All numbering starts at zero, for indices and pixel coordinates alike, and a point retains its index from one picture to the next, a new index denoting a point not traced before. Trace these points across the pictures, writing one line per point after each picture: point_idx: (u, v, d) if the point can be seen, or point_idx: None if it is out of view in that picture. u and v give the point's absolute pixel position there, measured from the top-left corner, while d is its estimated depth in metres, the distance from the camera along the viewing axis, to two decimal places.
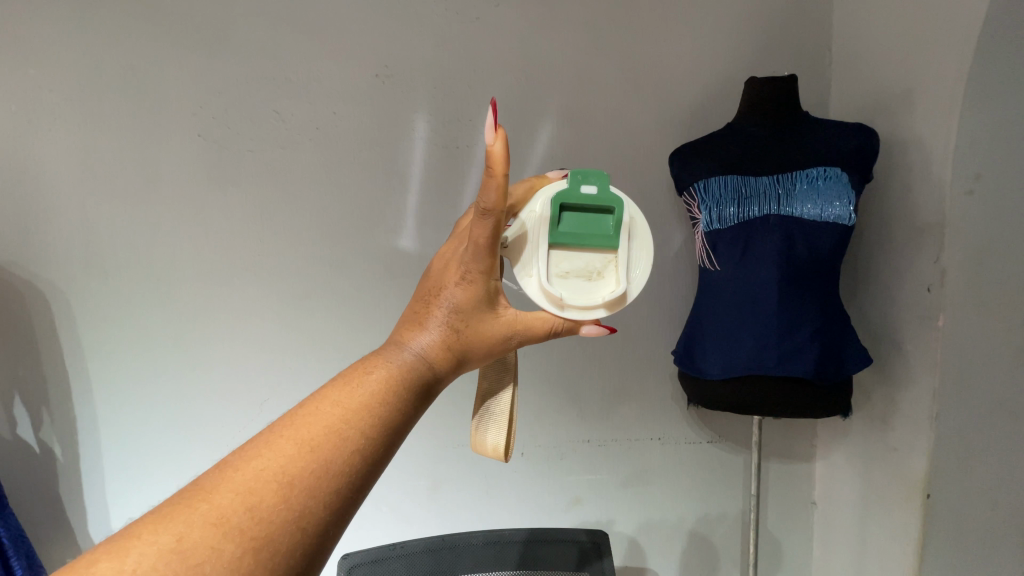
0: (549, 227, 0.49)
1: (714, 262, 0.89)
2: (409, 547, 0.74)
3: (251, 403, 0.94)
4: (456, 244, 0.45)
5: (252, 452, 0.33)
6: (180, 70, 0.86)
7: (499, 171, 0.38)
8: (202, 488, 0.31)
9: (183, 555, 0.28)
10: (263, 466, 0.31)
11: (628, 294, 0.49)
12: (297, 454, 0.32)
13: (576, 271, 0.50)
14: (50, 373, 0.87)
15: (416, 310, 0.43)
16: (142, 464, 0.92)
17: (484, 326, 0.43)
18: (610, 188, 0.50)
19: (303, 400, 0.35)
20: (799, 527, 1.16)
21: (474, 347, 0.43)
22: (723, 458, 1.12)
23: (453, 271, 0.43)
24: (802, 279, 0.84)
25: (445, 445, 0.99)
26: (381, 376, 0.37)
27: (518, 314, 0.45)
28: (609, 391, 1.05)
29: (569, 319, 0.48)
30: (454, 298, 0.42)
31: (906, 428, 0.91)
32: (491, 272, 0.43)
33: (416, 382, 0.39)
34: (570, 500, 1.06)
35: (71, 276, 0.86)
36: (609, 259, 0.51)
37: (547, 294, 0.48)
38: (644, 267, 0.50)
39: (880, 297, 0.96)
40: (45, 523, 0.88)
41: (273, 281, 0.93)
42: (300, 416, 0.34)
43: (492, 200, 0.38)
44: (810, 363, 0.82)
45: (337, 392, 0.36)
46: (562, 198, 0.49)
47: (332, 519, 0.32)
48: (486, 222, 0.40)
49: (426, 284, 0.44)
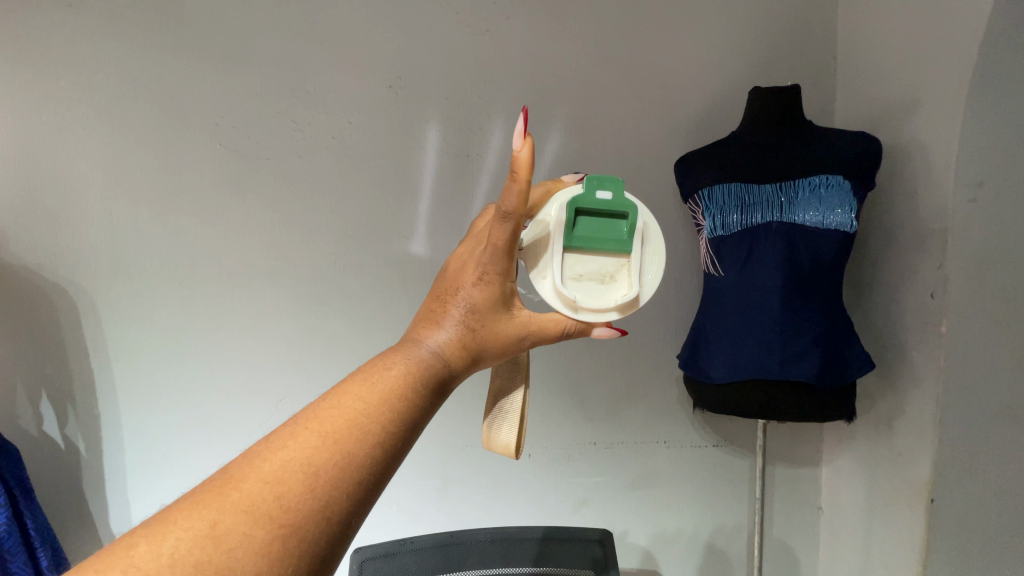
0: (565, 231, 0.51)
1: (719, 267, 0.91)
2: (419, 543, 0.76)
3: (266, 402, 0.97)
4: (473, 246, 0.48)
5: (277, 443, 0.35)
6: (204, 83, 0.90)
7: (522, 178, 0.40)
8: (231, 477, 0.33)
9: (217, 540, 0.30)
10: (289, 457, 0.34)
11: (640, 297, 0.51)
12: (321, 445, 0.34)
13: (589, 274, 0.52)
14: (77, 371, 0.91)
15: (432, 308, 0.46)
16: (161, 460, 0.95)
17: (499, 326, 0.45)
18: (624, 193, 0.52)
19: (325, 394, 0.38)
20: (806, 532, 1.16)
21: (488, 346, 0.45)
22: (729, 462, 1.12)
23: (470, 272, 0.45)
24: (805, 284, 0.85)
25: (454, 444, 1.02)
26: (399, 372, 0.40)
27: (532, 315, 0.48)
28: (615, 393, 1.07)
29: (581, 321, 0.50)
30: (471, 298, 0.45)
31: (911, 433, 0.92)
32: (508, 275, 0.45)
33: (431, 379, 0.41)
34: (577, 501, 1.07)
35: (97, 279, 0.90)
36: (622, 263, 0.53)
37: (561, 296, 0.50)
38: (656, 270, 0.52)
39: (885, 303, 0.96)
40: (68, 516, 0.92)
41: (289, 284, 0.96)
42: (323, 409, 0.37)
43: (513, 205, 0.40)
44: (813, 367, 0.83)
45: (357, 387, 0.38)
46: (577, 203, 0.51)
47: (352, 509, 0.34)
48: (505, 226, 0.42)
49: (442, 285, 0.46)
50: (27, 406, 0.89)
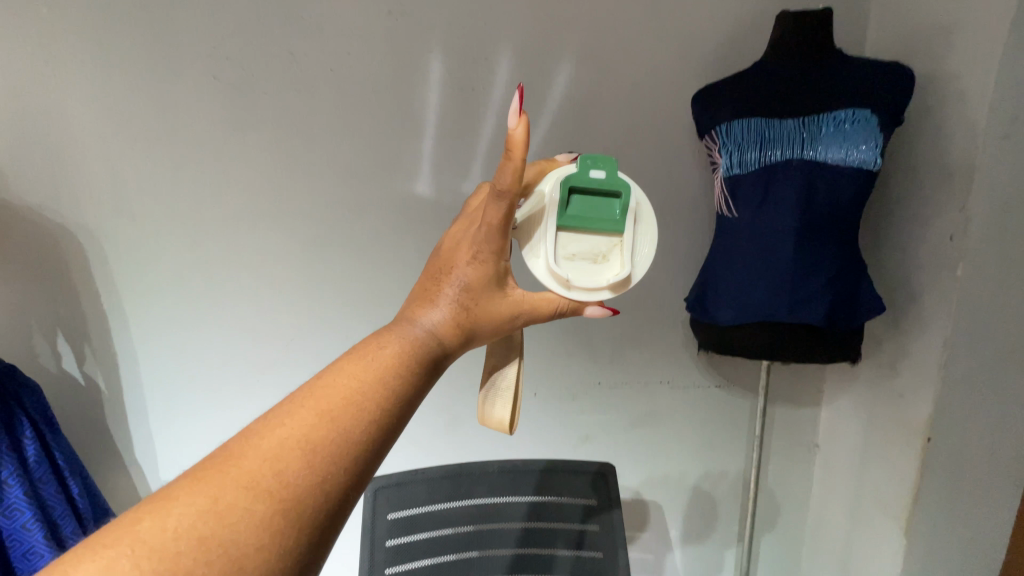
0: (558, 211, 0.49)
1: (732, 208, 0.88)
2: (429, 473, 0.80)
3: (277, 341, 0.99)
4: (468, 222, 0.47)
5: (273, 420, 0.34)
6: (193, 9, 0.84)
7: (517, 156, 0.40)
8: (229, 453, 0.32)
9: (218, 514, 0.29)
10: (287, 433, 0.33)
11: (632, 277, 0.49)
12: (318, 422, 0.33)
13: (582, 253, 0.50)
14: (90, 311, 0.92)
15: (429, 284, 0.44)
16: (177, 395, 0.98)
17: (497, 302, 0.45)
18: (618, 173, 0.50)
19: (321, 370, 0.37)
20: (799, 468, 1.20)
21: (486, 322, 0.44)
22: (730, 402, 1.15)
23: (467, 247, 0.44)
24: (821, 226, 0.82)
25: (461, 383, 1.04)
26: (396, 348, 0.39)
27: (528, 294, 0.47)
28: (620, 335, 1.07)
29: (573, 300, 0.49)
30: (468, 273, 0.44)
31: (912, 376, 0.92)
32: (505, 251, 0.45)
33: (431, 355, 0.40)
34: (581, 437, 1.11)
35: (101, 219, 0.89)
36: (615, 242, 0.51)
37: (553, 275, 0.49)
38: (648, 252, 0.50)
39: (900, 246, 0.94)
40: (95, 447, 0.96)
41: (294, 225, 0.95)
42: (319, 385, 0.36)
43: (507, 181, 0.40)
44: (822, 311, 0.82)
45: (355, 362, 0.37)
46: (570, 182, 0.49)
47: (352, 485, 0.33)
48: (502, 202, 0.42)
49: (439, 261, 0.45)
50: (45, 345, 0.90)
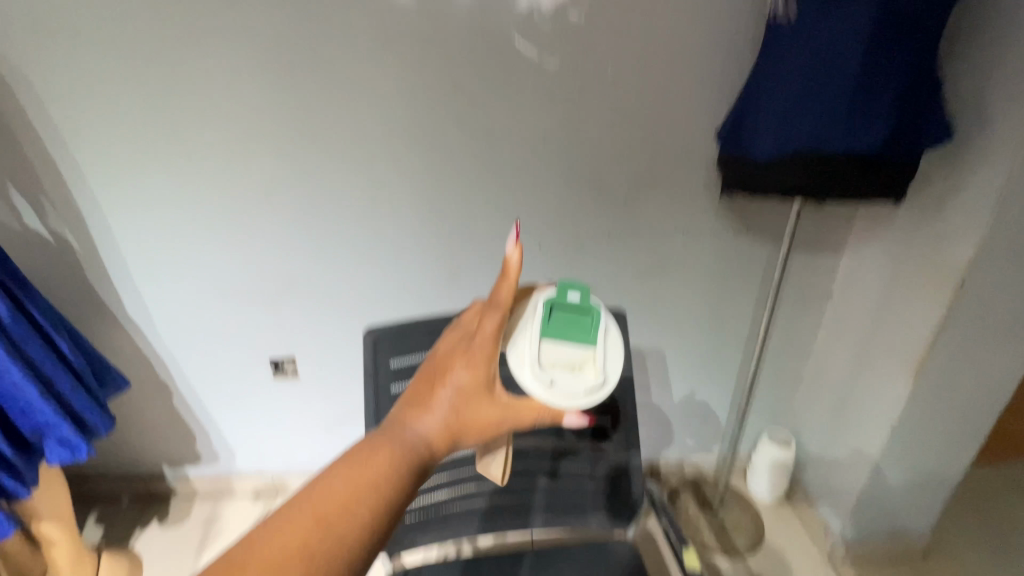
0: (539, 321, 0.52)
1: (787, 10, 0.70)
2: (435, 324, 0.65)
3: (251, 186, 0.91)
4: (460, 334, 0.48)
5: (273, 527, 0.37)
6: None
7: (511, 276, 0.45)
8: (232, 563, 0.35)
9: None
10: (287, 541, 0.36)
11: (605, 386, 0.50)
12: (314, 529, 0.36)
13: (559, 361, 0.51)
14: (35, 159, 0.86)
15: (421, 389, 0.46)
16: (152, 246, 0.95)
17: (482, 410, 0.45)
18: (591, 297, 0.54)
19: (317, 476, 0.40)
20: (810, 318, 1.13)
21: (471, 430, 0.45)
22: (745, 249, 1.03)
23: (459, 354, 0.46)
24: (900, 27, 0.66)
25: (459, 230, 0.97)
26: (390, 457, 0.41)
27: (514, 401, 0.47)
28: (635, 176, 0.94)
29: (552, 413, 0.49)
30: (460, 380, 0.45)
31: (959, 217, 0.82)
32: (493, 358, 0.46)
33: (418, 461, 0.42)
34: (587, 289, 1.05)
35: (22, 49, 0.79)
36: (590, 353, 0.51)
37: (535, 377, 0.49)
38: (618, 361, 0.52)
39: (984, 57, 0.75)
40: (76, 298, 0.99)
41: (253, 47, 0.80)
42: (316, 491, 0.38)
43: (502, 297, 0.46)
44: (880, 135, 0.71)
45: (348, 471, 0.40)
46: (551, 302, 0.53)
47: None
48: (494, 319, 0.46)
49: (431, 366, 0.46)
50: None
